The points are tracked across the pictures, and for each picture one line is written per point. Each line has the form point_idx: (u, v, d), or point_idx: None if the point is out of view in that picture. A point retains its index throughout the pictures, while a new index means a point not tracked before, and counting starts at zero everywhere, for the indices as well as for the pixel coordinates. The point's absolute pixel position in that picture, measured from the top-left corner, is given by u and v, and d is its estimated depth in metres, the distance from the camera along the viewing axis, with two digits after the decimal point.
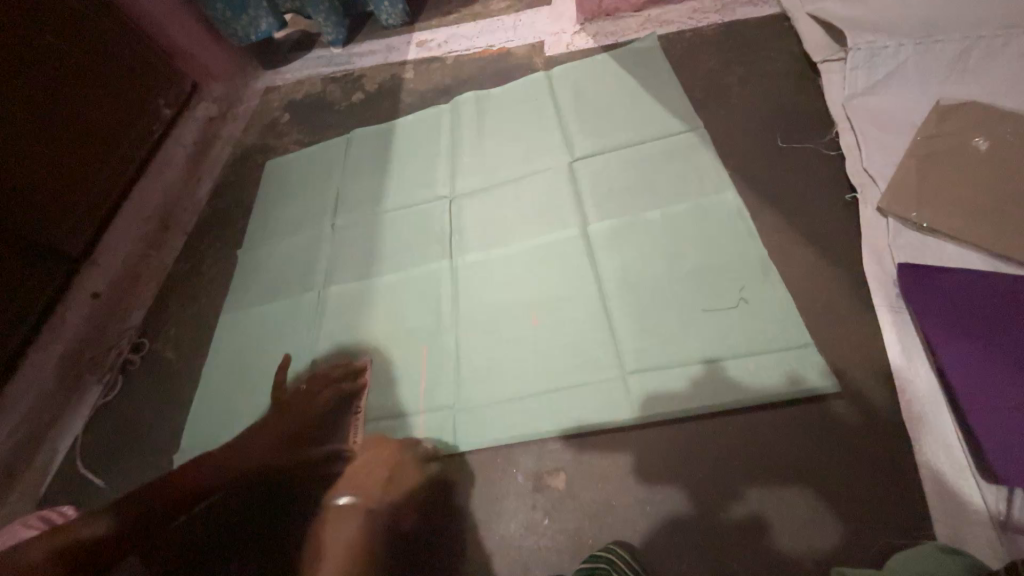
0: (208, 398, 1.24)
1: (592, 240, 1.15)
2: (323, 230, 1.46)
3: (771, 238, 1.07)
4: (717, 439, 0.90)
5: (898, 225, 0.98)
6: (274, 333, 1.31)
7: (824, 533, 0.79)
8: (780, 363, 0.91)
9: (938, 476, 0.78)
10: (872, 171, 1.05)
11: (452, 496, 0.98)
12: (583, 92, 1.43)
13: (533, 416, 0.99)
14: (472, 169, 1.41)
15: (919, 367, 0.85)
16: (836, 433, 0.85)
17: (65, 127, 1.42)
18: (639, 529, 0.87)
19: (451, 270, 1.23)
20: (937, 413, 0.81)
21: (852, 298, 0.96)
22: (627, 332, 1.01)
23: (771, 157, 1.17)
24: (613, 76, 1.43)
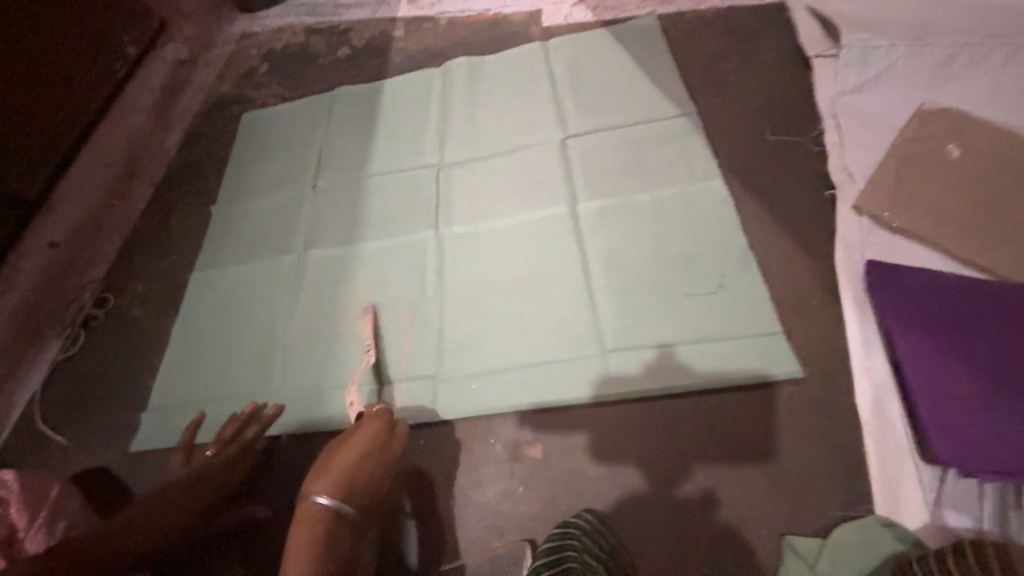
0: (183, 358, 1.22)
1: (581, 219, 1.15)
2: (304, 192, 1.41)
3: (752, 228, 1.10)
4: (691, 416, 0.94)
5: (870, 224, 1.02)
6: (251, 297, 1.27)
7: (779, 506, 0.85)
8: (752, 346, 0.95)
9: (884, 457, 0.84)
10: (852, 170, 1.08)
11: (431, 464, 1.00)
12: (581, 69, 1.40)
13: (515, 389, 1.00)
14: (461, 139, 1.37)
15: (876, 357, 0.91)
16: (796, 414, 0.91)
17: (27, 55, 1.30)
18: (609, 499, 0.92)
19: (436, 240, 1.21)
20: (887, 400, 0.88)
21: (822, 290, 1.01)
22: (611, 307, 1.04)
23: (759, 148, 1.20)
24: (612, 53, 1.41)
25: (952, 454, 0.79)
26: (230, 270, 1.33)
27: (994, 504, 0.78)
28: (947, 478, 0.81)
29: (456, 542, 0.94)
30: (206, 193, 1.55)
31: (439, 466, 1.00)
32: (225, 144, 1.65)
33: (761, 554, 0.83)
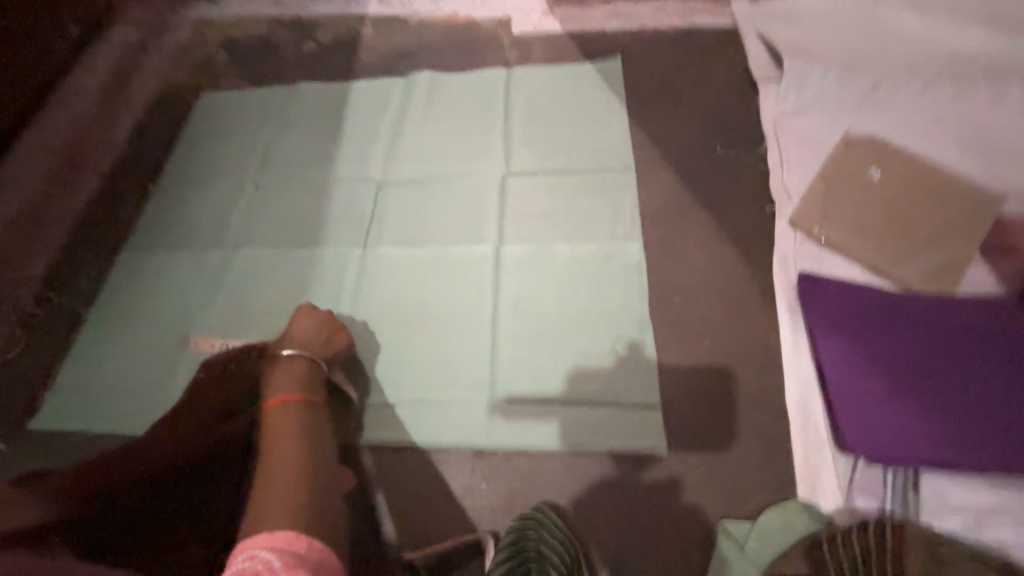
0: (142, 360, 1.22)
1: (502, 260, 1.19)
2: (244, 186, 1.45)
3: (699, 238, 1.19)
4: (611, 442, 0.99)
5: (803, 237, 1.13)
6: (197, 301, 1.27)
7: (715, 492, 0.95)
8: (636, 414, 1.00)
9: (806, 448, 0.95)
10: (789, 188, 1.18)
11: (395, 464, 1.02)
12: (538, 104, 1.44)
13: (437, 426, 1.03)
14: (416, 152, 1.42)
15: (802, 358, 1.01)
16: (733, 410, 1.01)
17: None
18: (565, 490, 0.97)
19: (362, 259, 1.25)
20: (812, 396, 0.98)
21: (760, 297, 1.11)
22: (519, 352, 1.08)
23: (709, 164, 1.29)
24: (572, 88, 1.45)
25: (861, 442, 0.90)
26: (182, 274, 1.32)
27: (897, 488, 0.89)
28: (860, 466, 0.91)
29: (417, 538, 0.95)
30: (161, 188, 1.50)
31: (400, 468, 1.01)
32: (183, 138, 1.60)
33: (698, 536, 0.92)
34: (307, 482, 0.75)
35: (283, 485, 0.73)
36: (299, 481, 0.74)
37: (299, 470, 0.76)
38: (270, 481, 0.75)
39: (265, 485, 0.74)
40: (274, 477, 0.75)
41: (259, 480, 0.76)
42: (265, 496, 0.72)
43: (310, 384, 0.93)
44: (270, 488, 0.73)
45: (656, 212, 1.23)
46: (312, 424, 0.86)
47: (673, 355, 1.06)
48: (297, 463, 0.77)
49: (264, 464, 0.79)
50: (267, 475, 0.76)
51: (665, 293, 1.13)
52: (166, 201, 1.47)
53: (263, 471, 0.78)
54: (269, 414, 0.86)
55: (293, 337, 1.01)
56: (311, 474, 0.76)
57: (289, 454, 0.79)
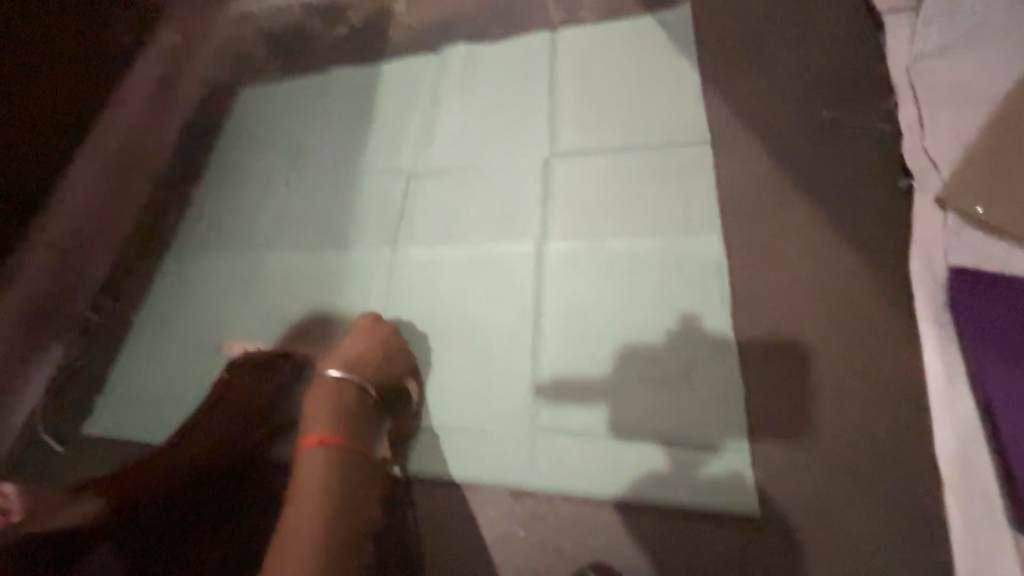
0: (174, 369, 1.16)
1: (546, 260, 1.01)
2: (276, 185, 1.36)
3: (802, 226, 0.92)
4: (684, 492, 0.78)
5: (958, 222, 0.83)
6: (226, 307, 1.20)
7: (830, 572, 0.71)
8: (709, 457, 0.79)
9: (969, 523, 0.68)
10: (934, 153, 0.88)
11: (421, 502, 0.88)
12: (589, 69, 1.21)
13: (473, 457, 0.88)
14: (451, 138, 1.25)
15: (959, 393, 0.74)
16: (856, 460, 0.75)
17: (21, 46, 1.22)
18: (623, 550, 0.79)
19: (391, 261, 1.12)
20: (975, 449, 0.71)
21: (891, 305, 0.83)
22: (570, 371, 0.90)
23: (813, 130, 1.00)
24: (631, 47, 1.21)
25: None
26: (214, 280, 1.25)
27: None
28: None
29: None
30: (198, 189, 1.45)
31: (428, 507, 0.87)
32: (220, 136, 1.54)
33: None
34: (322, 573, 0.60)
35: (294, 573, 0.59)
36: (312, 572, 0.59)
37: (317, 550, 0.61)
38: (284, 559, 0.61)
39: (278, 563, 0.60)
40: (289, 556, 0.61)
41: (273, 549, 0.62)
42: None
43: (355, 420, 0.75)
44: (281, 572, 0.60)
45: (741, 196, 0.97)
46: (347, 480, 0.69)
47: (768, 383, 0.82)
48: (316, 540, 0.62)
49: (283, 528, 0.64)
50: (283, 548, 0.62)
51: (755, 300, 0.88)
52: (203, 204, 1.41)
53: (280, 535, 0.64)
54: (301, 456, 0.70)
55: (343, 355, 0.83)
56: (329, 561, 0.61)
57: (310, 525, 0.63)
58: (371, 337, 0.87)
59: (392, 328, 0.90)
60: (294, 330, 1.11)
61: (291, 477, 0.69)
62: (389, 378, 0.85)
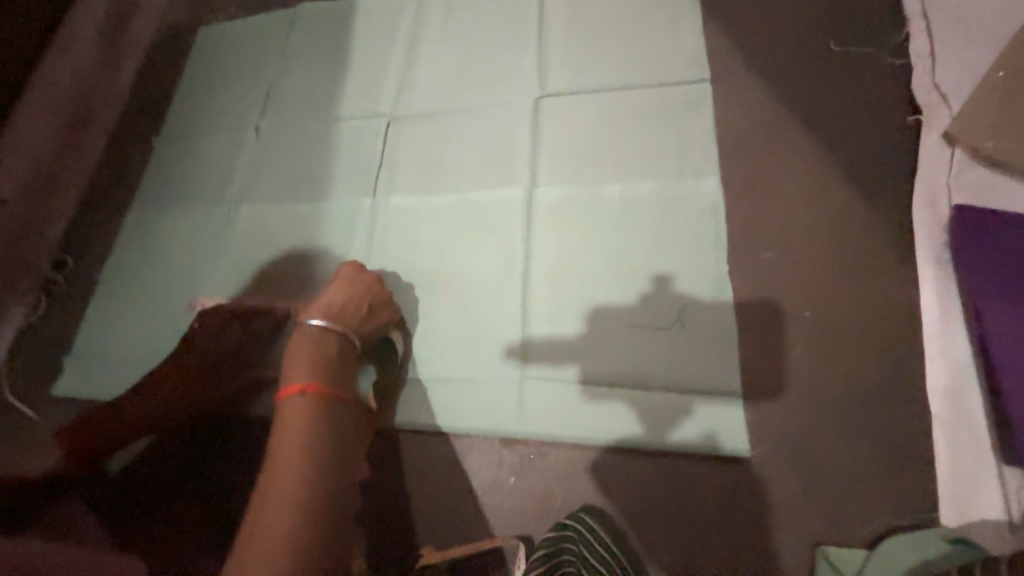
0: (141, 327, 1.10)
1: (535, 207, 0.96)
2: (244, 132, 1.25)
3: (803, 167, 0.88)
4: (676, 437, 0.77)
5: (964, 158, 0.80)
6: (195, 261, 1.12)
7: (817, 510, 0.72)
8: (701, 403, 0.77)
9: (955, 456, 0.69)
10: (943, 87, 0.84)
11: (410, 453, 0.87)
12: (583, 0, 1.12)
13: (464, 407, 0.86)
14: (432, 79, 1.16)
15: (955, 333, 0.73)
16: (847, 401, 0.75)
17: None
18: (613, 494, 0.78)
19: (371, 210, 1.05)
20: (965, 385, 0.71)
21: (888, 246, 0.81)
22: (562, 318, 0.87)
23: (818, 65, 0.95)
24: None
25: None
26: (181, 232, 1.17)
27: None
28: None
29: (436, 539, 0.82)
30: (161, 137, 1.34)
31: (415, 457, 0.86)
32: (181, 79, 1.42)
33: (788, 563, 0.71)
34: (312, 522, 0.54)
35: (281, 522, 0.53)
36: (301, 521, 0.53)
37: (305, 498, 0.55)
38: (268, 511, 0.54)
39: (261, 514, 0.54)
40: (274, 507, 0.54)
41: (256, 502, 0.56)
42: (259, 534, 0.52)
43: (340, 369, 0.70)
44: (266, 524, 0.53)
45: (740, 137, 0.92)
46: (334, 428, 0.63)
47: (762, 327, 0.81)
48: (303, 488, 0.56)
49: (266, 479, 0.58)
50: (266, 499, 0.55)
51: (751, 245, 0.85)
52: (167, 152, 1.30)
53: (263, 488, 0.57)
54: (283, 407, 0.64)
55: (325, 304, 0.78)
56: (319, 510, 0.55)
57: (297, 473, 0.57)
58: (356, 286, 0.82)
59: (378, 277, 0.85)
60: (269, 283, 1.04)
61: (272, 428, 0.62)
62: (375, 329, 0.82)
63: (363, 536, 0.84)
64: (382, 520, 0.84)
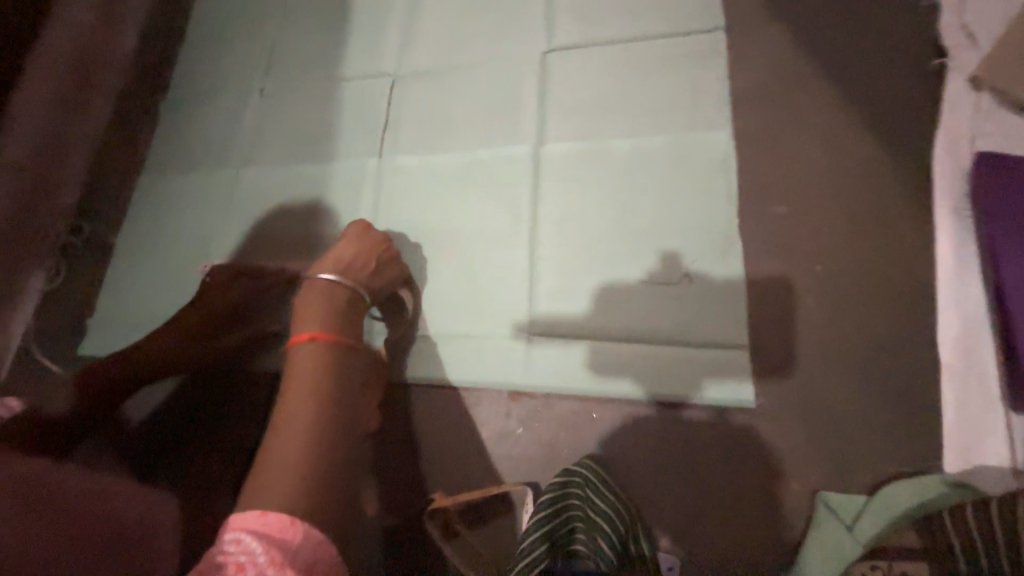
0: (152, 289, 1.11)
1: (542, 164, 0.94)
2: (249, 94, 1.24)
3: (820, 118, 0.85)
4: (682, 390, 0.78)
5: (990, 104, 0.77)
6: (204, 224, 1.13)
7: (820, 458, 0.73)
8: (704, 356, 0.78)
9: (962, 404, 0.69)
10: (973, 29, 0.81)
11: (420, 406, 0.89)
12: None
13: (474, 361, 0.87)
14: (436, 35, 1.13)
15: (970, 285, 0.72)
16: (856, 353, 0.75)
17: None
18: (619, 444, 0.80)
19: (378, 170, 1.05)
20: (976, 336, 0.71)
21: (905, 198, 0.79)
22: (570, 274, 0.87)
23: (840, 11, 0.91)
24: None
25: None
26: (190, 196, 1.17)
27: None
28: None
29: (446, 486, 0.85)
30: (167, 101, 1.34)
31: (426, 410, 0.89)
32: (184, 41, 1.40)
33: (790, 509, 0.72)
34: (327, 451, 0.56)
35: (297, 450, 0.55)
36: (317, 450, 0.55)
37: (319, 430, 0.57)
38: (282, 441, 0.56)
39: (276, 445, 0.56)
40: (289, 438, 0.56)
41: (269, 435, 0.57)
42: (275, 462, 0.54)
43: (348, 320, 0.72)
44: (281, 453, 0.55)
45: (755, 88, 0.89)
46: (344, 371, 0.65)
47: (771, 282, 0.80)
48: (317, 421, 0.58)
49: (279, 414, 0.59)
50: (280, 432, 0.57)
51: (763, 199, 0.84)
52: (174, 117, 1.30)
53: (276, 423, 0.58)
54: (293, 352, 0.65)
55: (334, 260, 0.79)
56: (333, 441, 0.57)
57: (309, 408, 0.58)
58: (364, 242, 0.83)
59: (385, 234, 0.86)
60: (279, 246, 1.06)
61: (283, 374, 0.63)
62: (383, 285, 0.83)
63: (376, 483, 0.87)
64: (391, 470, 0.87)
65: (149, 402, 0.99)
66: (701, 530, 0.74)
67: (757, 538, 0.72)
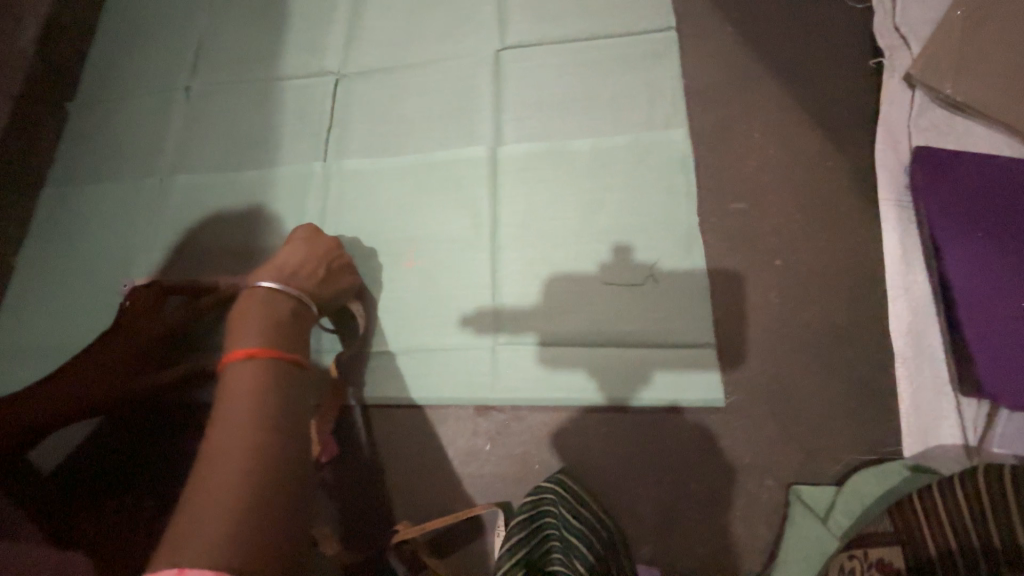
0: (61, 315, 0.98)
1: (500, 166, 0.90)
2: (175, 94, 1.11)
3: (772, 116, 0.87)
4: (654, 393, 0.76)
5: (923, 101, 0.83)
6: (123, 240, 1.00)
7: (789, 453, 0.73)
8: (673, 358, 0.76)
9: (918, 390, 0.72)
10: (904, 31, 0.86)
11: (381, 428, 0.82)
12: None
13: (439, 375, 0.81)
14: (383, 32, 1.06)
15: (916, 272, 0.76)
16: (817, 345, 0.76)
17: None
18: (593, 453, 0.77)
19: (324, 174, 0.97)
20: (926, 323, 0.74)
21: (853, 192, 0.82)
22: (537, 276, 0.83)
23: (785, 12, 0.93)
24: None
25: (1003, 385, 0.68)
26: (106, 208, 1.04)
27: None
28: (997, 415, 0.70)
29: (411, 513, 0.79)
30: (75, 101, 1.17)
31: (388, 432, 0.82)
32: (95, 32, 1.23)
33: (762, 506, 0.72)
34: (268, 485, 0.46)
35: (228, 485, 0.45)
36: (252, 483, 0.46)
37: (257, 458, 0.47)
38: (211, 478, 0.46)
39: (203, 484, 0.45)
40: (217, 473, 0.46)
41: (195, 472, 0.47)
42: (200, 502, 0.44)
43: (294, 334, 0.63)
44: (209, 492, 0.45)
45: (708, 86, 0.90)
46: (288, 392, 0.55)
47: (734, 279, 0.80)
48: (255, 448, 0.48)
49: (206, 446, 0.49)
50: (208, 466, 0.47)
51: (722, 196, 0.84)
52: (85, 118, 1.14)
53: (202, 457, 0.48)
54: (225, 373, 0.55)
55: (277, 268, 0.71)
56: (275, 470, 0.48)
57: (244, 436, 0.49)
58: (310, 250, 0.76)
59: (334, 241, 0.79)
60: (212, 260, 0.96)
61: (216, 399, 0.53)
62: (333, 294, 0.76)
63: (334, 514, 0.80)
64: (350, 503, 0.80)
65: (65, 444, 0.87)
66: (677, 536, 0.73)
67: (735, 538, 0.72)
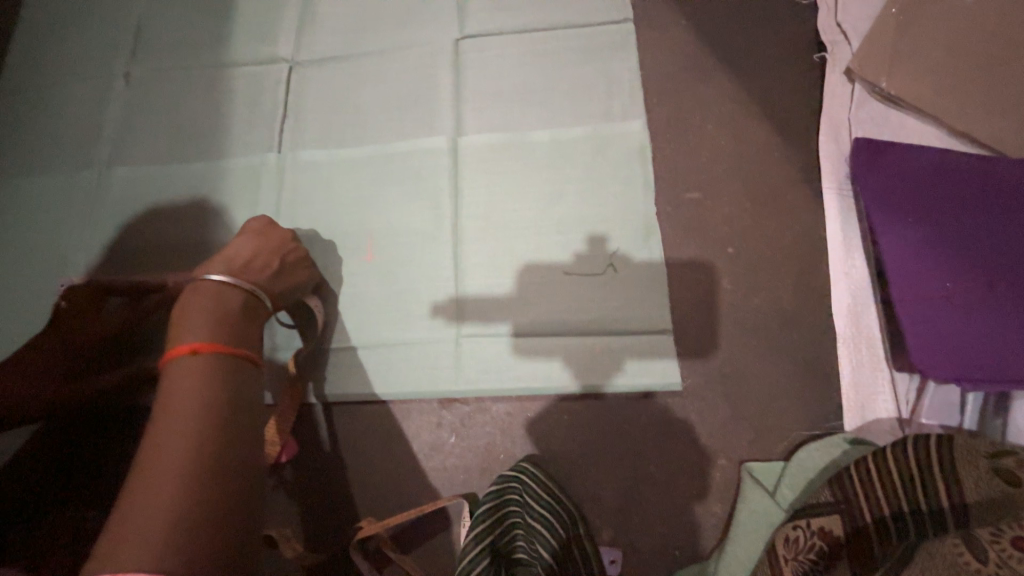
0: None
1: (461, 157, 0.89)
2: (112, 80, 1.04)
3: (725, 107, 0.90)
4: (614, 381, 0.77)
5: (863, 95, 0.87)
6: (57, 237, 0.94)
7: (741, 432, 0.77)
8: (633, 346, 0.78)
9: (856, 368, 0.77)
10: (846, 27, 0.90)
11: (343, 425, 0.81)
12: None
13: (403, 369, 0.80)
14: (337, 19, 1.03)
15: (856, 257, 0.80)
16: (767, 329, 0.80)
17: None
18: (556, 440, 0.78)
19: (278, 166, 0.93)
20: (864, 304, 0.79)
21: (799, 182, 0.86)
22: (498, 267, 0.83)
23: (737, 7, 0.96)
24: None
25: (937, 361, 0.72)
26: (36, 203, 0.97)
27: (973, 406, 0.74)
28: (926, 389, 0.76)
29: (376, 509, 0.78)
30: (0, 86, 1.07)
31: (351, 428, 0.81)
32: (20, 13, 1.14)
33: (716, 485, 0.76)
34: (211, 483, 0.45)
35: (167, 488, 0.43)
36: (193, 483, 0.44)
37: (199, 457, 0.45)
38: (150, 478, 0.44)
39: (141, 484, 0.44)
40: (155, 475, 0.44)
41: (133, 472, 0.45)
42: (136, 503, 0.42)
43: (244, 328, 0.60)
44: (145, 492, 0.43)
45: (665, 79, 0.92)
46: (236, 388, 0.53)
47: (691, 267, 0.83)
48: (197, 447, 0.46)
49: (144, 448, 0.46)
50: (146, 466, 0.45)
51: (678, 187, 0.87)
52: (9, 106, 1.05)
53: (140, 458, 0.46)
54: (167, 371, 0.53)
55: (227, 261, 0.68)
56: (217, 468, 0.46)
57: (186, 433, 0.47)
58: (264, 243, 0.73)
59: (290, 232, 0.76)
60: (158, 254, 0.91)
61: (156, 398, 0.50)
62: (289, 288, 0.73)
63: (294, 517, 0.79)
64: (311, 502, 0.79)
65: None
66: (636, 516, 0.75)
67: (691, 515, 0.75)
